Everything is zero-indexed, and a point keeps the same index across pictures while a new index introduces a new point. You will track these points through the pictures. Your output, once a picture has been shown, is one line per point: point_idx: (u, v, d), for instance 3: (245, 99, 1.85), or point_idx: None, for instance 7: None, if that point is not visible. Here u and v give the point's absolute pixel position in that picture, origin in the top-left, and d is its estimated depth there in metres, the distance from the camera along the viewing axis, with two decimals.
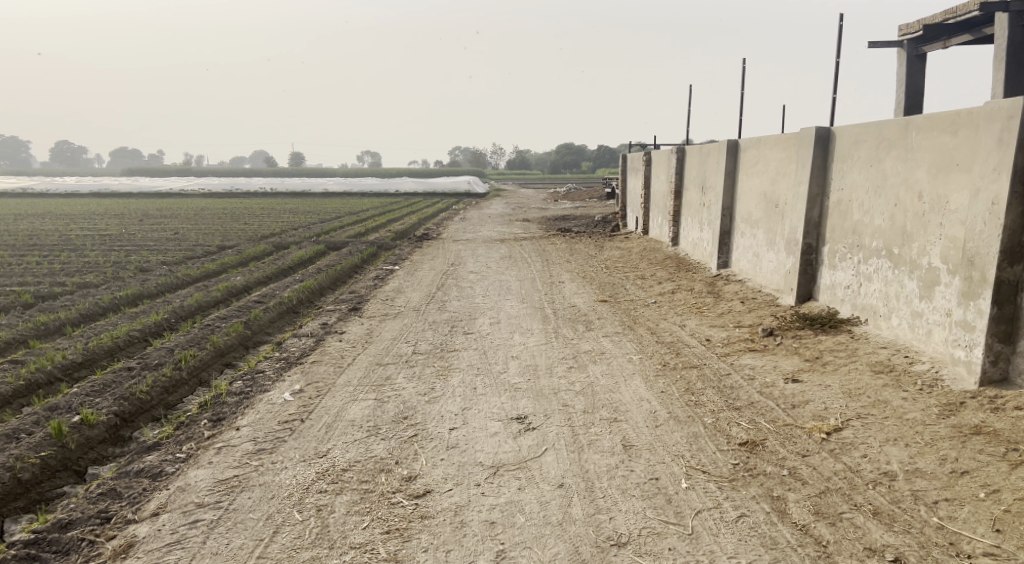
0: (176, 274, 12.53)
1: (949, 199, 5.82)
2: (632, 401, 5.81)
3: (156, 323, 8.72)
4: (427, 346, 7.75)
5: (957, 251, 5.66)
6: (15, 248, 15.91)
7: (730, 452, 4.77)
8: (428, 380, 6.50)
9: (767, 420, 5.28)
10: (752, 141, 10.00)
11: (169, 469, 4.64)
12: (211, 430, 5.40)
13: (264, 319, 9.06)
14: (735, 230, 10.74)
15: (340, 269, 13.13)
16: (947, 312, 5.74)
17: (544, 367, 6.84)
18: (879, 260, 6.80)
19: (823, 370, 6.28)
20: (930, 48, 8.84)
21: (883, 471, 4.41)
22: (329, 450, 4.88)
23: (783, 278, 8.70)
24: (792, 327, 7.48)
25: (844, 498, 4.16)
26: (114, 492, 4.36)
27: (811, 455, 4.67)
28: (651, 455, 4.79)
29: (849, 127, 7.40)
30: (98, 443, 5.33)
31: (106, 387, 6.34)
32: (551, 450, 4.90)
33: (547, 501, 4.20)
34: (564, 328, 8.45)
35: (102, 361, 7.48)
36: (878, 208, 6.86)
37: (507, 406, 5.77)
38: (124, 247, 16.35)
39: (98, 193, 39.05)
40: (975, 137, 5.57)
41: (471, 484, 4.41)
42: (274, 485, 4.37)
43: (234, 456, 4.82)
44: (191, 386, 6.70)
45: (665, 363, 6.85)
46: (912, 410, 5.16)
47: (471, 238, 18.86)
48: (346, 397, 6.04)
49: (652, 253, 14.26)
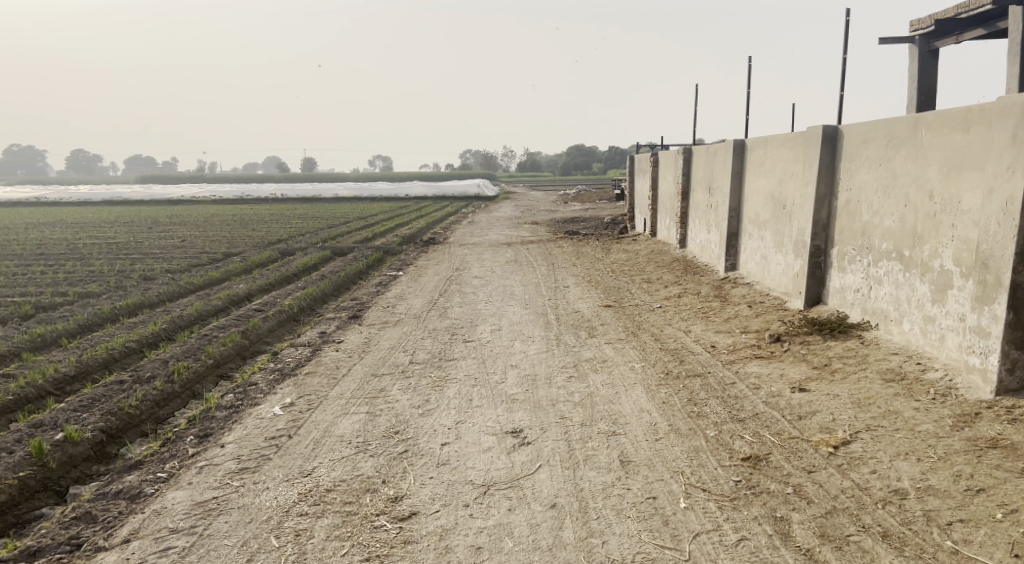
0: (178, 282, 12.42)
1: (962, 198, 5.59)
2: (632, 413, 5.60)
3: (152, 333, 8.58)
4: (425, 356, 7.56)
5: (970, 253, 5.43)
6: (22, 258, 15.89)
7: (733, 468, 4.56)
8: (422, 392, 6.31)
9: (771, 433, 5.04)
10: (759, 140, 9.75)
11: (147, 490, 4.49)
12: (196, 448, 5.22)
13: (262, 328, 8.91)
14: (742, 232, 10.50)
15: (344, 275, 12.98)
16: (961, 317, 5.50)
17: (542, 376, 6.64)
18: (889, 262, 6.54)
19: (831, 378, 6.04)
20: (942, 44, 8.60)
21: (893, 489, 4.18)
22: (315, 469, 4.71)
23: (792, 281, 8.45)
24: (801, 332, 7.24)
25: (852, 519, 3.93)
26: (89, 516, 4.23)
27: (817, 471, 4.45)
28: (649, 472, 4.57)
29: (856, 126, 7.15)
30: (81, 462, 5.19)
31: (94, 402, 6.19)
32: (545, 467, 4.69)
33: (538, 523, 4.02)
34: (566, 335, 8.25)
35: (95, 373, 7.34)
36: (887, 208, 6.62)
37: (503, 419, 5.57)
38: (129, 256, 16.24)
39: (109, 201, 39.26)
40: (987, 134, 5.33)
41: (459, 505, 4.22)
42: (252, 507, 4.21)
43: (216, 476, 4.66)
44: (183, 399, 6.55)
45: (668, 371, 6.63)
46: (925, 421, 4.92)
47: (476, 242, 18.68)
48: (337, 411, 5.86)
49: (659, 255, 14.04)
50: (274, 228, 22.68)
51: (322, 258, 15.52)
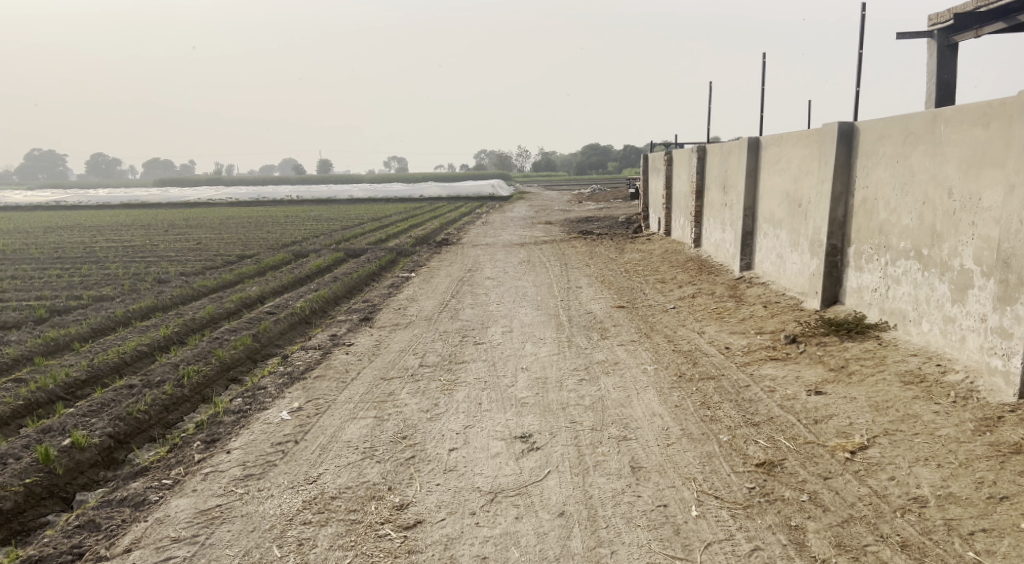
0: (192, 285, 12.44)
1: (983, 195, 5.44)
2: (644, 417, 5.50)
3: (165, 336, 8.56)
4: (435, 358, 7.49)
5: (991, 251, 5.28)
6: (39, 261, 16.00)
7: (747, 474, 4.45)
8: (432, 395, 6.24)
9: (787, 437, 4.92)
10: (774, 138, 9.58)
11: (152, 498, 4.52)
12: (202, 453, 5.20)
13: (273, 330, 8.87)
14: (757, 231, 10.33)
15: (356, 276, 12.92)
16: (982, 317, 5.35)
17: (553, 379, 6.54)
18: (907, 261, 6.38)
19: (848, 381, 5.89)
20: (961, 38, 8.40)
21: (912, 497, 4.04)
22: (320, 476, 4.67)
23: (808, 280, 8.28)
24: (817, 333, 7.09)
25: (870, 529, 3.81)
26: (92, 524, 4.27)
27: (833, 477, 4.32)
28: (660, 478, 4.47)
29: (872, 122, 7.01)
30: (88, 468, 5.18)
31: (104, 406, 6.17)
32: (554, 473, 4.61)
33: (545, 532, 3.94)
34: (577, 337, 8.15)
35: (107, 377, 7.34)
36: (905, 206, 6.46)
37: (512, 423, 5.49)
38: (145, 258, 16.30)
39: (127, 203, 39.67)
40: (1008, 130, 5.19)
41: (465, 513, 4.16)
42: (256, 516, 4.21)
43: (220, 483, 4.66)
44: (193, 403, 6.53)
45: (681, 374, 6.52)
46: (945, 426, 4.77)
47: (489, 243, 18.58)
48: (345, 416, 5.81)
49: (674, 255, 13.89)
50: (288, 229, 22.70)
51: (336, 260, 15.51)
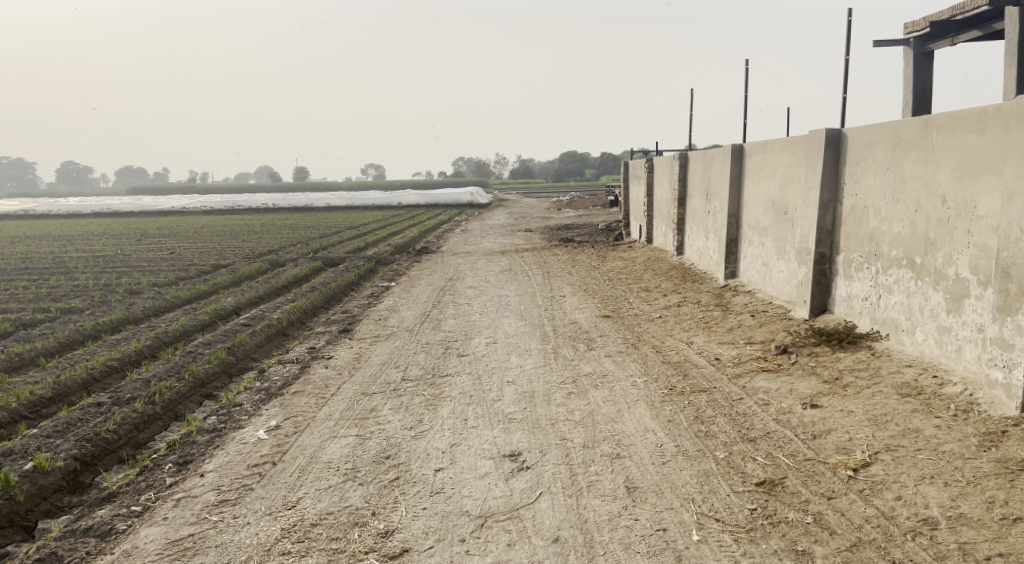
0: (164, 296, 12.04)
1: (978, 203, 5.34)
2: (636, 433, 5.31)
3: (135, 350, 8.20)
4: (417, 372, 7.25)
5: (988, 259, 5.18)
6: (5, 273, 15.45)
7: (747, 495, 4.27)
8: (415, 412, 6.00)
9: (786, 454, 4.75)
10: (758, 145, 9.49)
11: (119, 527, 4.24)
12: (174, 477, 4.91)
13: (249, 343, 8.56)
14: (742, 239, 10.23)
15: (335, 287, 12.59)
16: (979, 328, 5.25)
17: (541, 393, 6.33)
18: (899, 270, 6.28)
19: (845, 393, 5.75)
20: (938, 46, 8.38)
21: (922, 518, 3.89)
22: (299, 500, 4.42)
23: (796, 289, 8.16)
24: (808, 344, 6.95)
25: (880, 554, 3.64)
26: (53, 557, 3.99)
27: (837, 497, 4.17)
28: (658, 499, 4.28)
29: (861, 129, 6.91)
30: (52, 493, 4.87)
31: (70, 426, 5.84)
32: (546, 494, 4.39)
33: (539, 560, 3.74)
34: (564, 348, 7.95)
35: (73, 394, 6.99)
36: (896, 214, 6.36)
37: (500, 441, 5.26)
38: (116, 269, 15.80)
39: (98, 212, 38.97)
40: (1005, 136, 5.09)
41: (455, 540, 3.94)
42: (231, 547, 3.95)
43: (192, 510, 4.38)
44: (165, 421, 6.22)
45: (672, 387, 6.34)
46: (948, 441, 4.64)
47: (470, 251, 18.32)
48: (324, 434, 5.54)
49: (656, 263, 13.78)
50: (265, 238, 22.23)
51: (314, 269, 15.16)
